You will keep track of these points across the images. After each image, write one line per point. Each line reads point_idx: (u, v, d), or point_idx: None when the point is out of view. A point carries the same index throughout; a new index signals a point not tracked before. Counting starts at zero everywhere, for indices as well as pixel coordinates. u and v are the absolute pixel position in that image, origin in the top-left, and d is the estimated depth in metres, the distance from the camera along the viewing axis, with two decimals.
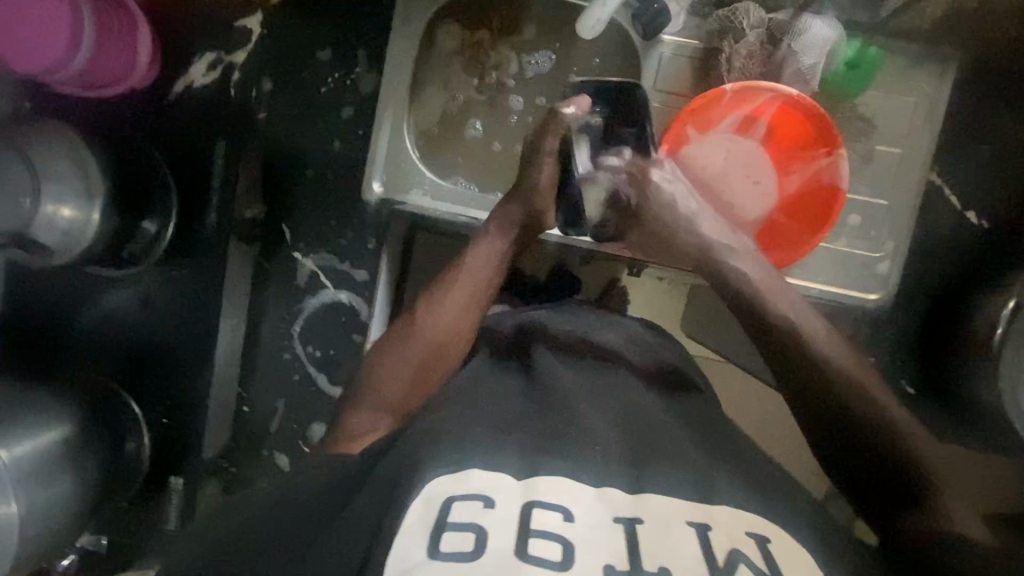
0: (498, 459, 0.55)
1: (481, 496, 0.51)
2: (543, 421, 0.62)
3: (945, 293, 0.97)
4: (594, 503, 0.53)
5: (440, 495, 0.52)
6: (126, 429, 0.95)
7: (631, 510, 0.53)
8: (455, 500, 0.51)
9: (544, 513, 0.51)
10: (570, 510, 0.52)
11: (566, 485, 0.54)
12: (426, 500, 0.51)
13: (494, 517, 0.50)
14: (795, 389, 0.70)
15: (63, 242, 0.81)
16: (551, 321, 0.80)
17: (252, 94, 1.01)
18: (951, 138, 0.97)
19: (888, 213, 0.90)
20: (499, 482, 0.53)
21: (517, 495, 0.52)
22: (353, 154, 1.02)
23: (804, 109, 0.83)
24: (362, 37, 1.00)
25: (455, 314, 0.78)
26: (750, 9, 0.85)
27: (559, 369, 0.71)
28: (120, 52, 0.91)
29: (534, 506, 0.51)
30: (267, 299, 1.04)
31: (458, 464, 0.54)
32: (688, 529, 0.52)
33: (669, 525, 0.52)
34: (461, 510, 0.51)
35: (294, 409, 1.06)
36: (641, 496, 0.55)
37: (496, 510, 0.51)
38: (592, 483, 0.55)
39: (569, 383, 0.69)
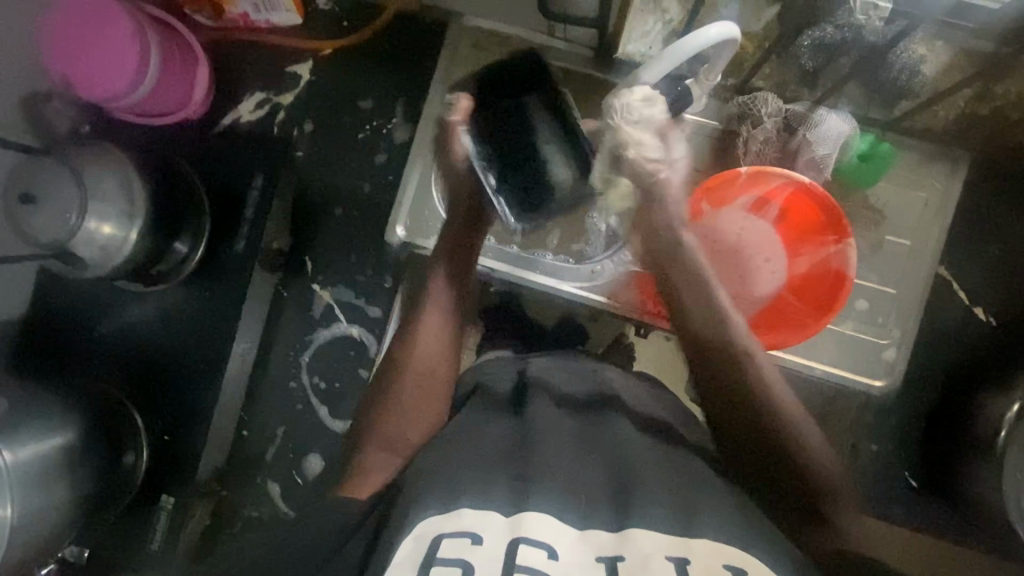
0: (489, 497, 0.57)
1: (470, 532, 0.54)
2: (538, 449, 0.62)
3: (950, 387, 0.97)
4: (579, 544, 0.54)
5: (430, 533, 0.55)
6: (126, 442, 0.96)
7: (614, 548, 0.54)
8: (444, 537, 0.54)
9: (529, 550, 0.52)
10: (555, 549, 0.53)
11: (553, 521, 0.55)
12: (417, 538, 0.54)
13: (482, 554, 0.52)
14: (729, 419, 0.67)
15: (99, 257, 0.85)
16: (554, 378, 0.75)
17: (294, 133, 1.07)
18: (961, 235, 0.99)
19: (896, 301, 0.92)
20: (487, 519, 0.55)
21: (504, 532, 0.54)
22: (381, 196, 1.07)
23: (816, 198, 0.86)
24: (403, 91, 1.06)
25: (430, 344, 0.79)
26: (769, 98, 0.91)
27: (558, 420, 0.68)
28: (178, 85, 0.98)
29: (520, 542, 0.53)
30: (281, 327, 1.08)
31: (449, 505, 0.57)
32: (668, 562, 0.52)
33: (649, 558, 0.53)
34: (450, 547, 0.53)
35: (293, 438, 1.08)
36: (625, 532, 0.55)
37: (483, 547, 0.53)
38: (575, 524, 0.55)
39: (555, 428, 0.66)
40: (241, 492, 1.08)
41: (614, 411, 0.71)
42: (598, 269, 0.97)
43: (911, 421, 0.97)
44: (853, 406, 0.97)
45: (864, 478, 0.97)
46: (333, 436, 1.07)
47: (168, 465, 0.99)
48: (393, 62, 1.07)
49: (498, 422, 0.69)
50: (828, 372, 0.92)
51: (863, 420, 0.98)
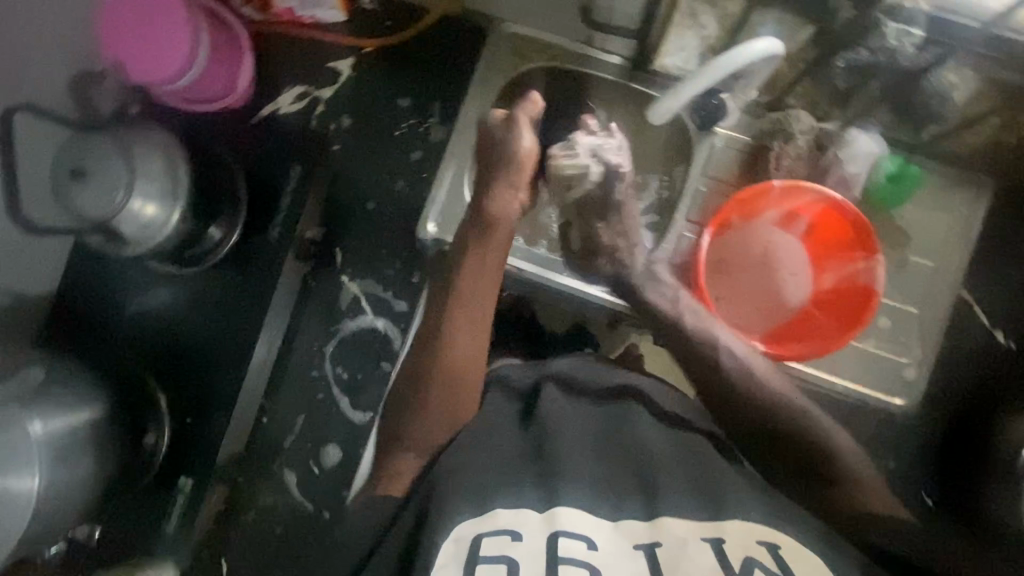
0: (520, 492, 0.58)
1: (508, 530, 0.55)
2: (568, 446, 0.62)
3: (970, 408, 0.98)
4: (614, 534, 0.55)
5: (468, 534, 0.55)
6: (148, 421, 0.96)
7: (650, 535, 0.55)
8: (482, 537, 0.54)
9: (569, 541, 0.53)
10: (593, 539, 0.54)
11: (587, 514, 0.56)
12: (457, 539, 0.55)
13: (523, 549, 0.53)
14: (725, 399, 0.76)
15: (141, 234, 0.86)
16: (583, 377, 0.74)
17: (332, 127, 1.10)
18: (984, 259, 1.00)
19: (918, 321, 0.94)
20: (523, 516, 0.56)
21: (541, 526, 0.55)
22: (414, 193, 1.09)
23: (848, 214, 0.87)
24: (440, 92, 1.09)
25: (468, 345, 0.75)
26: (802, 116, 0.93)
27: (588, 418, 0.68)
28: (223, 73, 1.00)
29: (559, 535, 0.54)
30: (307, 317, 1.09)
31: (483, 506, 0.57)
32: (703, 544, 0.54)
33: (686, 542, 0.54)
34: (490, 544, 0.54)
35: (312, 427, 1.08)
36: (658, 521, 0.56)
37: (523, 542, 0.54)
38: (609, 515, 0.57)
39: (577, 425, 0.66)
40: (258, 478, 1.08)
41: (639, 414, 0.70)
42: None
43: (930, 443, 0.98)
44: (871, 423, 0.98)
45: None
46: (353, 427, 1.08)
47: (188, 449, 0.98)
48: (432, 63, 1.09)
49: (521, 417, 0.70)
50: (849, 388, 0.93)
51: (882, 438, 0.98)
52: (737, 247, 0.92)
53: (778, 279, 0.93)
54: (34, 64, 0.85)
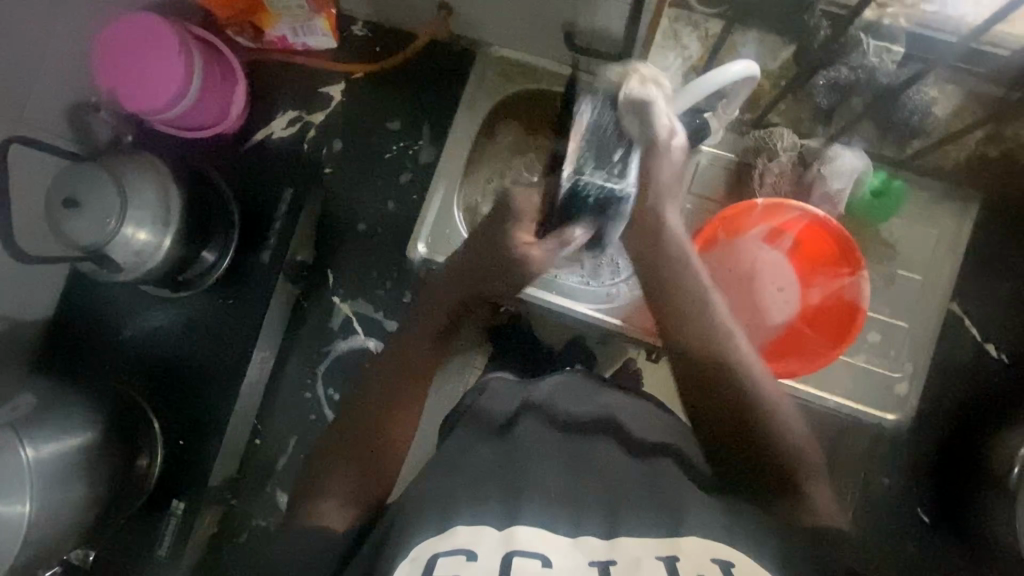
0: (482, 510, 0.59)
1: (463, 549, 0.54)
2: (543, 470, 0.63)
3: (962, 423, 0.97)
4: (571, 551, 0.55)
5: (425, 554, 0.55)
6: (141, 445, 0.96)
7: (606, 553, 0.55)
8: (438, 556, 0.54)
9: (523, 561, 0.53)
10: (549, 557, 0.54)
11: (545, 534, 0.56)
12: (413, 560, 0.55)
13: (476, 569, 0.52)
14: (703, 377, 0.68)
15: (133, 262, 0.87)
16: (562, 402, 0.73)
17: (322, 151, 1.12)
18: (973, 273, 1.00)
19: (908, 335, 0.94)
20: (480, 535, 0.56)
21: (499, 546, 0.55)
22: (404, 215, 1.10)
23: (831, 231, 0.88)
24: (429, 114, 1.11)
25: (404, 406, 0.79)
26: (783, 133, 0.94)
27: (559, 441, 0.68)
28: (216, 101, 1.03)
29: (512, 555, 0.53)
30: (299, 338, 1.10)
31: (443, 525, 0.58)
32: (657, 562, 0.53)
33: (639, 561, 0.54)
34: (444, 563, 0.54)
35: (304, 448, 1.09)
36: (616, 539, 0.56)
37: (477, 562, 0.53)
38: (569, 533, 0.57)
39: (548, 452, 0.66)
40: (250, 501, 1.08)
41: (612, 436, 0.70)
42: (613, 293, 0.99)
43: (924, 459, 0.97)
44: (863, 439, 0.97)
45: (874, 513, 0.97)
46: None
47: (181, 472, 0.98)
48: (421, 87, 1.11)
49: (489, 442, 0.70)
50: (841, 403, 0.92)
51: (874, 453, 0.98)
52: (732, 256, 0.92)
53: (769, 294, 0.93)
54: (31, 97, 0.88)
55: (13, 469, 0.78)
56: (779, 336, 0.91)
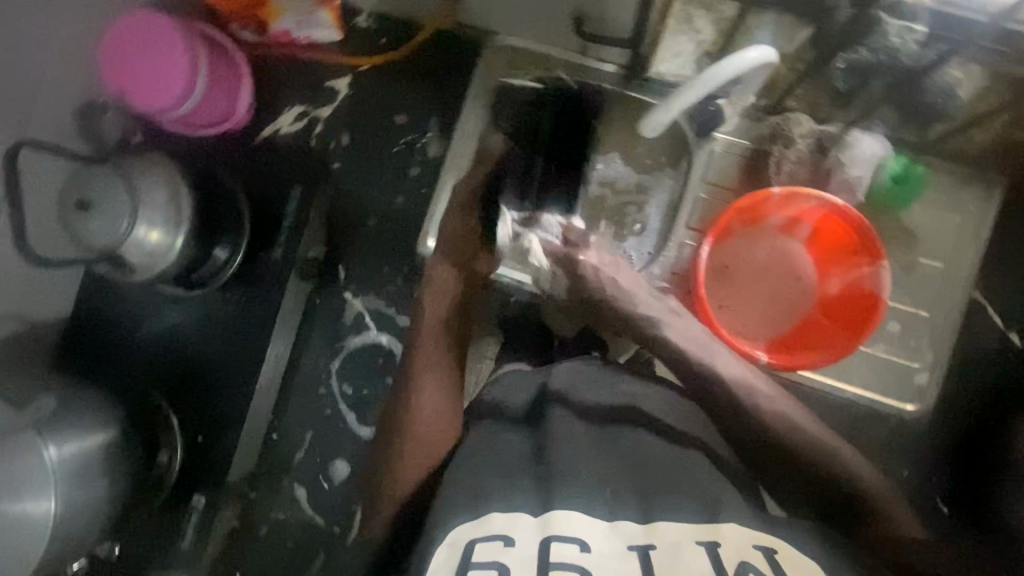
0: (515, 499, 0.59)
1: (501, 535, 0.56)
2: (556, 454, 0.63)
3: (983, 414, 0.95)
4: (609, 536, 0.56)
5: (463, 540, 0.57)
6: (161, 441, 0.97)
7: (645, 537, 0.56)
8: (477, 542, 0.56)
9: (561, 546, 0.54)
10: (587, 542, 0.55)
11: (582, 516, 0.57)
12: (451, 544, 0.57)
13: (515, 554, 0.54)
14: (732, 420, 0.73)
15: (146, 262, 0.88)
16: (580, 387, 0.73)
17: (331, 146, 1.11)
18: (997, 258, 0.96)
19: (929, 325, 0.92)
20: (517, 522, 0.57)
21: (535, 533, 0.56)
22: (414, 209, 1.10)
23: (850, 219, 0.85)
24: (438, 106, 1.09)
25: (430, 396, 0.78)
26: (801, 119, 0.91)
27: (577, 426, 0.67)
28: (223, 97, 1.02)
29: (551, 540, 0.54)
30: (313, 334, 1.11)
31: (478, 511, 0.58)
32: (698, 547, 0.55)
33: (680, 548, 0.55)
34: (483, 551, 0.55)
35: (320, 442, 1.10)
36: (653, 525, 0.57)
37: (515, 548, 0.55)
38: (604, 516, 0.57)
39: (577, 440, 0.65)
40: (271, 495, 1.10)
41: (638, 426, 0.69)
42: None
43: (947, 449, 0.95)
44: (883, 430, 0.96)
45: None
46: (361, 441, 1.09)
47: (199, 470, 1.00)
48: (430, 78, 1.10)
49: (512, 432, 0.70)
50: (859, 393, 0.91)
51: (893, 445, 0.96)
52: (737, 253, 0.91)
53: (785, 283, 0.92)
54: (41, 97, 0.88)
55: (37, 468, 0.80)
56: (795, 326, 0.91)
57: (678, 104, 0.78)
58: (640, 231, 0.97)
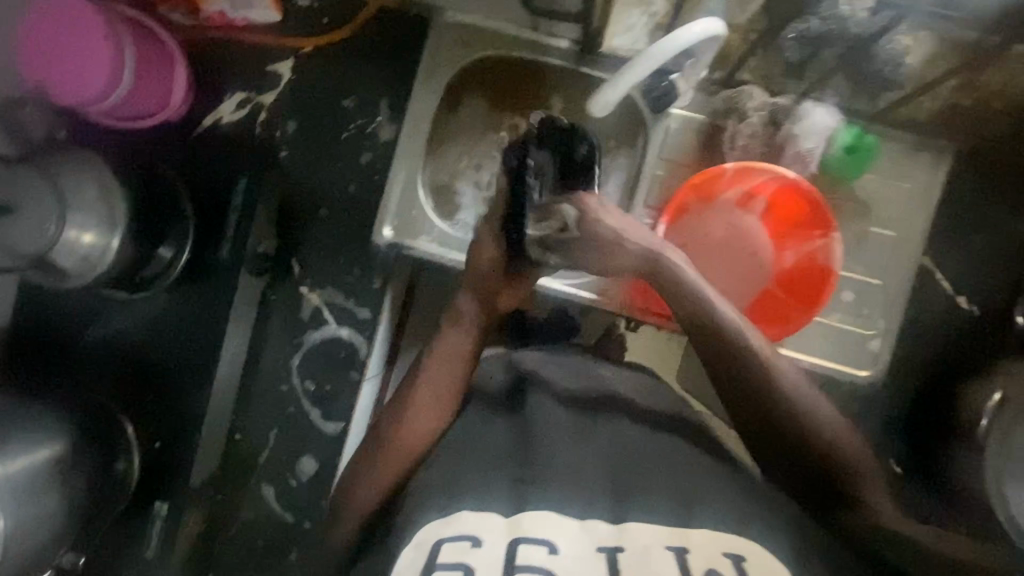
0: (488, 500, 0.60)
1: (468, 536, 0.57)
2: (529, 451, 0.65)
3: (933, 376, 0.97)
4: (580, 535, 0.57)
5: (430, 539, 0.58)
6: (117, 449, 0.94)
7: (615, 539, 0.57)
8: (444, 542, 0.57)
9: (529, 550, 0.55)
10: (557, 543, 0.56)
11: (554, 518, 0.58)
12: (417, 546, 0.58)
13: (482, 555, 0.56)
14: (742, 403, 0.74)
15: (80, 267, 0.84)
16: (556, 376, 0.74)
17: (277, 134, 1.06)
18: (948, 224, 0.97)
19: (882, 293, 0.94)
20: (488, 523, 0.58)
21: (503, 532, 0.57)
22: (367, 196, 1.06)
23: (803, 192, 0.86)
24: (386, 88, 1.05)
25: (424, 416, 0.75)
26: (754, 93, 0.91)
27: (558, 412, 0.69)
28: (155, 87, 0.96)
29: (519, 543, 0.56)
30: (270, 331, 1.08)
31: (450, 509, 0.60)
32: (667, 552, 0.56)
33: (649, 553, 0.56)
34: (450, 551, 0.56)
35: (286, 441, 1.08)
36: (624, 525, 0.58)
37: (483, 550, 0.56)
38: (576, 515, 0.59)
39: (556, 425, 0.67)
40: (238, 496, 1.08)
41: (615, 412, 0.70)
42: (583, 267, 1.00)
43: (898, 412, 0.98)
44: (842, 398, 0.98)
45: None
46: (327, 437, 1.07)
47: (160, 476, 0.98)
48: (377, 59, 1.05)
49: (499, 419, 0.71)
50: (817, 364, 0.92)
51: (850, 411, 0.99)
52: (695, 228, 0.90)
53: (741, 258, 0.91)
54: None
55: None
56: (752, 303, 0.90)
57: (622, 85, 0.76)
58: None
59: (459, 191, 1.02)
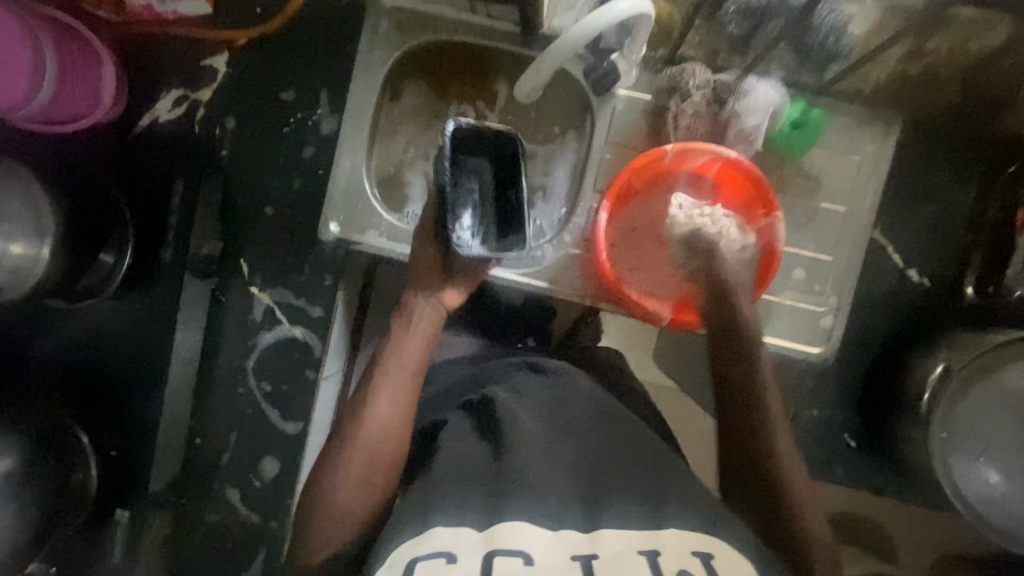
0: (461, 513, 0.59)
1: (443, 552, 0.56)
2: (506, 461, 0.64)
3: (887, 351, 0.97)
4: (553, 547, 0.56)
5: (405, 556, 0.57)
6: (74, 459, 0.93)
7: (589, 547, 0.57)
8: (418, 560, 0.56)
9: (504, 561, 0.54)
10: (531, 554, 0.55)
11: (533, 529, 0.57)
12: (392, 565, 0.56)
13: (458, 569, 0.54)
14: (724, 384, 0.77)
15: (12, 281, 0.81)
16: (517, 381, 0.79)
17: (216, 132, 1.03)
18: (898, 197, 0.97)
19: (833, 269, 0.93)
20: (462, 538, 0.57)
21: (479, 546, 0.56)
22: (314, 192, 1.03)
23: (744, 171, 0.84)
24: (326, 80, 1.02)
25: (392, 406, 0.73)
26: (696, 70, 0.89)
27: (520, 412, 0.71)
28: (83, 89, 0.92)
29: (495, 555, 0.54)
30: (226, 336, 1.04)
31: (422, 525, 0.59)
32: (640, 556, 0.56)
33: (621, 556, 0.56)
34: (425, 569, 0.55)
35: (246, 442, 1.06)
36: (597, 533, 0.58)
37: (457, 564, 0.55)
38: (551, 525, 0.58)
39: (525, 426, 0.69)
40: (199, 498, 1.06)
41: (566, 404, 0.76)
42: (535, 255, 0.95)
43: (853, 388, 0.98)
44: (798, 375, 0.98)
45: (809, 445, 0.99)
46: (286, 438, 1.06)
47: (122, 484, 0.99)
48: (316, 49, 1.02)
49: (470, 436, 0.70)
50: (768, 343, 0.93)
51: (807, 389, 0.99)
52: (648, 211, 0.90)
53: None
54: None
55: None
56: None
57: (565, 45, 0.75)
58: (544, 200, 0.96)
59: (406, 182, 1.00)
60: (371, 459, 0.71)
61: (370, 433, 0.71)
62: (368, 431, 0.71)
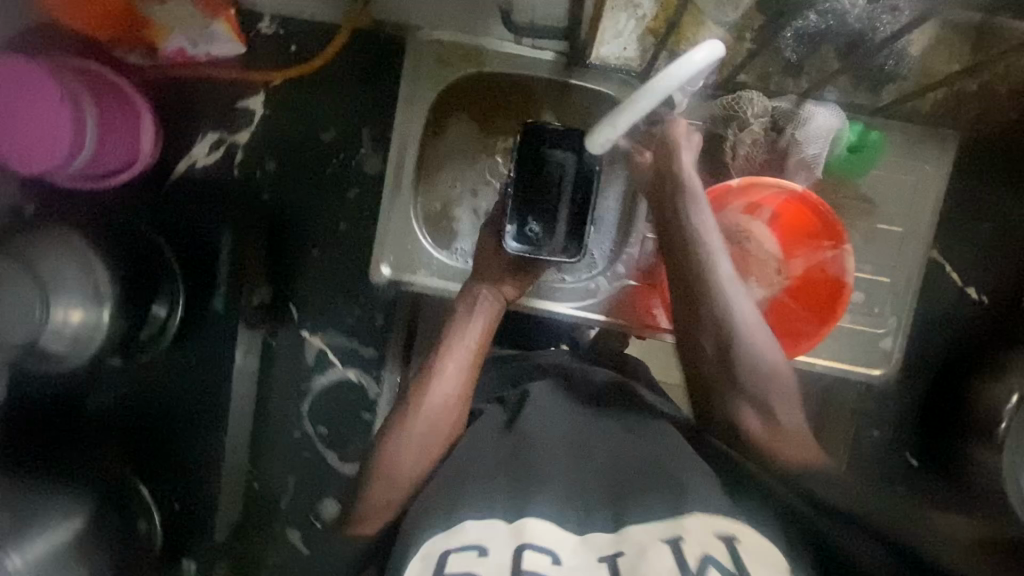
0: (491, 503, 0.57)
1: (474, 545, 0.53)
2: (539, 459, 0.61)
3: (946, 369, 0.98)
4: (579, 549, 0.54)
5: (435, 551, 0.54)
6: (136, 517, 0.91)
7: (614, 546, 0.53)
8: (449, 553, 0.53)
9: (534, 556, 0.52)
10: (558, 554, 0.53)
11: (553, 525, 0.54)
12: (424, 556, 0.54)
13: (488, 563, 0.52)
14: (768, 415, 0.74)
15: (73, 348, 0.80)
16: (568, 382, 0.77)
17: (256, 175, 1.01)
18: (953, 215, 0.96)
19: (891, 290, 0.93)
20: (490, 529, 0.54)
21: (510, 541, 0.53)
22: (359, 232, 1.02)
23: (809, 202, 0.85)
24: (367, 117, 1.00)
25: (449, 382, 0.72)
26: (754, 98, 0.86)
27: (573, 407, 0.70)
28: (121, 140, 0.90)
29: (524, 548, 0.52)
30: (274, 381, 1.05)
31: (451, 519, 0.56)
32: (663, 545, 0.52)
33: (646, 549, 0.52)
34: (455, 563, 0.53)
35: (305, 485, 1.07)
36: (621, 531, 0.54)
37: (490, 558, 0.52)
38: (574, 529, 0.55)
39: (577, 419, 0.67)
40: (261, 542, 1.07)
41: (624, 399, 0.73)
42: (593, 286, 0.95)
43: (913, 407, 0.99)
44: (856, 396, 0.99)
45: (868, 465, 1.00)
46: (344, 478, 1.06)
47: (185, 536, 0.96)
48: (353, 85, 0.99)
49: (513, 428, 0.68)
50: (829, 367, 0.93)
51: (864, 409, 0.99)
52: None
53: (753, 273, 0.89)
54: None
55: None
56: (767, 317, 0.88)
57: (654, 88, 0.69)
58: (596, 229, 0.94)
59: (457, 219, 0.97)
60: (424, 440, 0.69)
61: (429, 406, 0.70)
62: (428, 404, 0.70)
